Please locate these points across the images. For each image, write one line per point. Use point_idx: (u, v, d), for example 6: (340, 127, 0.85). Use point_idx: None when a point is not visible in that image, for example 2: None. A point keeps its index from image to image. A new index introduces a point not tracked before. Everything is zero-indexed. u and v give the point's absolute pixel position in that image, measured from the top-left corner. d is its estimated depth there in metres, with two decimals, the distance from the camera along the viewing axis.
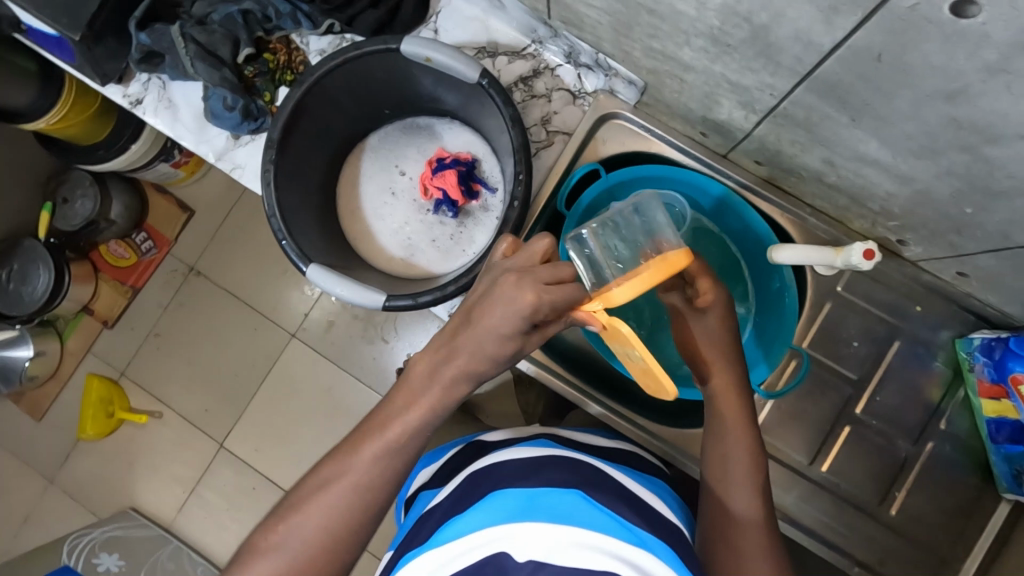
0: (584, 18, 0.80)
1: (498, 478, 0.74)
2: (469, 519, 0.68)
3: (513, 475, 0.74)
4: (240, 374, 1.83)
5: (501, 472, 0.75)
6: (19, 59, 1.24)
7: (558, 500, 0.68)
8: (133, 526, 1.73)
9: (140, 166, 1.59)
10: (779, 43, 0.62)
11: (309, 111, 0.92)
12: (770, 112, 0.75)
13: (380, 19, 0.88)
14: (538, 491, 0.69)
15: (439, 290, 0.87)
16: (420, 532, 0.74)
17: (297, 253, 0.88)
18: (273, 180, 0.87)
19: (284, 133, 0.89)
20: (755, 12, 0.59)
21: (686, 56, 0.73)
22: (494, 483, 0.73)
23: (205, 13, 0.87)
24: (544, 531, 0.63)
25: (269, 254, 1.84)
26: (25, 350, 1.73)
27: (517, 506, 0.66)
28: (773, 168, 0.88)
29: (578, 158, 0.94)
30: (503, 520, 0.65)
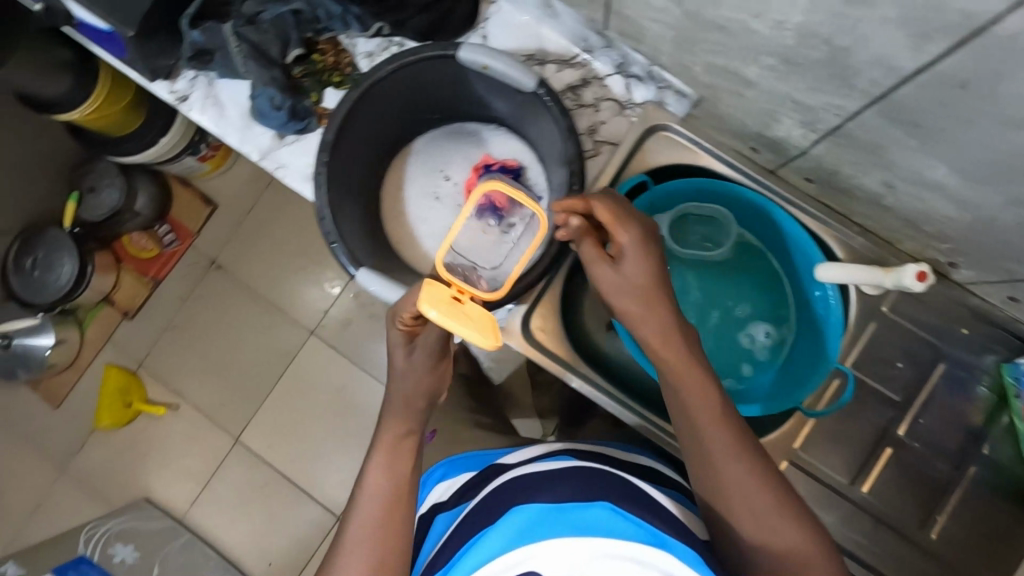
0: (644, 30, 0.80)
1: (512, 492, 0.76)
2: (492, 538, 0.70)
3: (528, 488, 0.76)
4: (256, 369, 1.81)
5: (515, 485, 0.78)
6: (57, 51, 1.24)
7: (575, 513, 0.70)
8: (147, 518, 1.70)
9: (168, 160, 1.59)
10: (856, 66, 0.62)
11: (360, 113, 0.91)
12: (832, 132, 0.75)
13: (430, 22, 0.86)
14: (553, 505, 0.72)
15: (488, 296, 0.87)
16: (447, 549, 0.77)
17: (348, 256, 0.87)
18: (327, 183, 0.87)
19: (337, 135, 0.89)
20: (837, 34, 0.60)
21: (751, 73, 0.74)
22: (510, 498, 0.76)
23: (255, 9, 0.82)
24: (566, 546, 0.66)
25: (289, 250, 1.83)
26: (47, 339, 1.69)
27: (532, 524, 0.69)
28: (823, 186, 0.89)
29: (626, 168, 0.93)
30: (520, 541, 0.68)
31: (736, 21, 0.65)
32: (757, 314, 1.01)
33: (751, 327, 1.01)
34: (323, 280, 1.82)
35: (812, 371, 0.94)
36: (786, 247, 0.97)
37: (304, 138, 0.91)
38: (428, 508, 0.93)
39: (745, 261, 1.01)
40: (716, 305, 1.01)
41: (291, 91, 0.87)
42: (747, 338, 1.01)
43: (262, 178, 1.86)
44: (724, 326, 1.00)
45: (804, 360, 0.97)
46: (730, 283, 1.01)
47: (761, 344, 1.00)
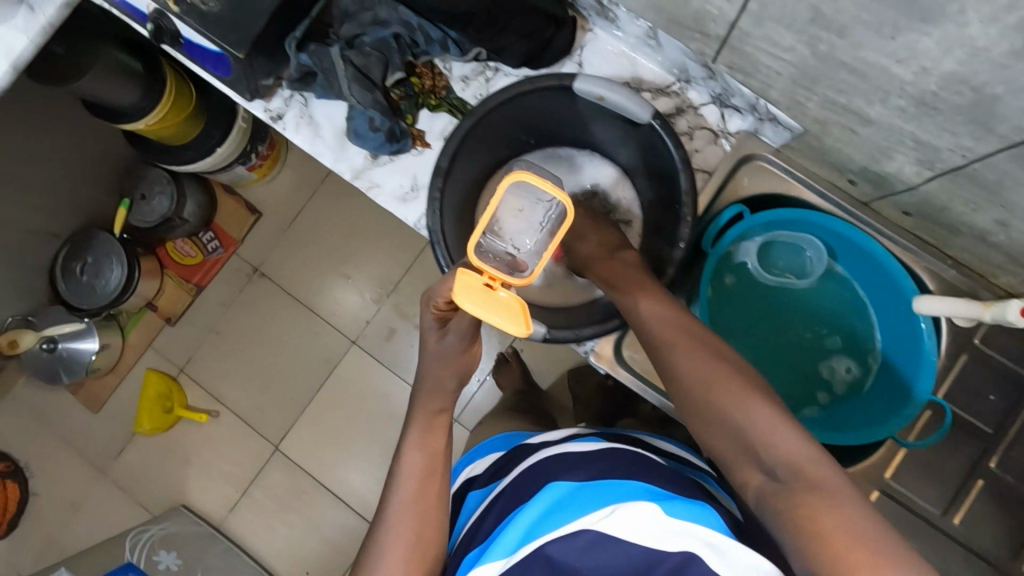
0: (758, 67, 0.68)
1: (547, 465, 0.67)
2: (520, 513, 0.61)
3: (566, 465, 0.66)
4: (299, 377, 1.69)
5: (551, 463, 0.67)
6: (119, 55, 1.16)
7: (615, 485, 0.62)
8: (188, 524, 1.62)
9: (219, 169, 1.46)
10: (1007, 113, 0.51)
11: (475, 140, 0.78)
12: (955, 172, 0.62)
13: (531, 50, 0.82)
14: (590, 479, 0.63)
15: (601, 327, 0.75)
16: (483, 524, 0.66)
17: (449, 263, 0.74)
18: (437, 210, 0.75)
19: (452, 158, 0.76)
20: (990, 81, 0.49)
21: (873, 113, 0.62)
22: (544, 476, 0.65)
23: (354, 32, 0.83)
24: (600, 515, 0.57)
25: (332, 253, 1.70)
26: (93, 343, 1.49)
27: (569, 499, 0.60)
28: (925, 221, 0.75)
29: (718, 199, 0.83)
30: (553, 515, 0.59)
31: (871, 64, 0.56)
32: (839, 348, 0.87)
33: (829, 362, 0.87)
34: (364, 289, 1.68)
35: (906, 403, 0.81)
36: (877, 279, 0.83)
37: (399, 158, 0.87)
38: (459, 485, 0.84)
39: (830, 290, 0.87)
40: (793, 339, 0.88)
41: (391, 112, 0.83)
42: (825, 374, 0.87)
43: (310, 181, 1.71)
44: (800, 350, 0.87)
45: (886, 405, 0.83)
46: (808, 312, 0.88)
47: (840, 381, 0.87)
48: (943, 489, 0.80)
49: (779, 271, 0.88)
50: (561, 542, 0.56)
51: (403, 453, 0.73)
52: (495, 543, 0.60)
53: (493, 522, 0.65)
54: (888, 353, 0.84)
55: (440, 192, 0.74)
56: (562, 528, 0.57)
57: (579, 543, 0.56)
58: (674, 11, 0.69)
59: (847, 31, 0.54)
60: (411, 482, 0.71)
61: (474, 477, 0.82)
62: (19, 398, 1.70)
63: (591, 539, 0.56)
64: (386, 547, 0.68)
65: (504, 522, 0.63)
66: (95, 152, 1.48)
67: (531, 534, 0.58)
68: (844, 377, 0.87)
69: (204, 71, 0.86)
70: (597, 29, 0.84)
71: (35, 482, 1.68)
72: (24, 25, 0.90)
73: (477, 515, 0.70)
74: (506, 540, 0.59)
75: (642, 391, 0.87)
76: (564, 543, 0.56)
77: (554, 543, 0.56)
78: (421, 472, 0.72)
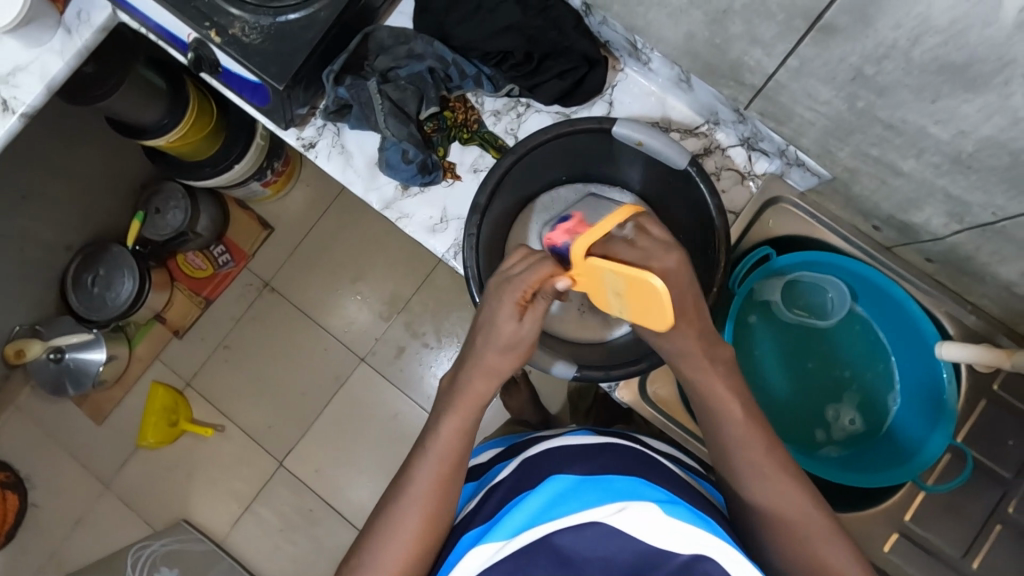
0: (791, 116, 0.70)
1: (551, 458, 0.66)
2: (522, 500, 0.59)
3: (571, 458, 0.64)
4: (305, 392, 1.52)
5: (555, 457, 0.65)
6: (144, 72, 1.10)
7: (623, 479, 0.60)
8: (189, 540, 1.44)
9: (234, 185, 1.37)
10: None
11: (509, 182, 0.80)
12: (983, 226, 0.64)
13: (565, 89, 0.83)
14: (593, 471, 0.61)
15: (634, 366, 0.77)
16: (481, 508, 0.65)
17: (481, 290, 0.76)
18: (477, 247, 0.76)
19: (490, 196, 0.77)
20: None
21: (906, 166, 0.64)
22: (550, 468, 0.63)
23: (389, 66, 0.85)
24: (608, 509, 0.55)
25: (341, 258, 1.54)
26: (100, 354, 1.41)
27: (578, 491, 0.57)
28: (948, 269, 0.77)
29: (744, 238, 0.85)
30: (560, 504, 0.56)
31: (907, 123, 0.58)
32: (847, 397, 0.88)
33: (837, 406, 0.88)
34: (378, 306, 1.52)
35: (925, 446, 0.82)
36: (903, 336, 0.84)
37: (429, 190, 0.88)
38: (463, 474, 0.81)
39: (849, 339, 0.89)
40: (801, 379, 0.89)
41: (423, 145, 0.85)
42: (829, 419, 0.88)
43: (325, 199, 1.55)
44: (814, 391, 0.89)
45: (884, 458, 0.85)
46: (822, 357, 0.89)
47: (842, 428, 0.88)
48: (961, 528, 0.80)
49: (799, 310, 0.89)
50: (568, 531, 0.54)
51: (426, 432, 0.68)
52: (497, 526, 0.57)
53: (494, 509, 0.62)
54: (904, 410, 0.86)
55: (478, 229, 0.76)
56: (568, 518, 0.55)
57: (587, 534, 0.53)
58: (711, 59, 0.71)
59: (887, 91, 0.56)
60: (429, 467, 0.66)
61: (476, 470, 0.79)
62: (23, 411, 1.50)
63: (602, 532, 0.53)
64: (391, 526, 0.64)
65: (505, 509, 0.60)
66: (114, 165, 1.40)
67: (535, 519, 0.56)
68: (845, 426, 0.88)
69: (243, 101, 0.89)
70: (628, 70, 0.86)
71: (35, 493, 1.48)
72: (61, 47, 0.87)
73: (474, 503, 0.68)
74: (510, 521, 0.56)
75: (669, 427, 0.88)
76: (573, 532, 0.54)
77: (562, 532, 0.54)
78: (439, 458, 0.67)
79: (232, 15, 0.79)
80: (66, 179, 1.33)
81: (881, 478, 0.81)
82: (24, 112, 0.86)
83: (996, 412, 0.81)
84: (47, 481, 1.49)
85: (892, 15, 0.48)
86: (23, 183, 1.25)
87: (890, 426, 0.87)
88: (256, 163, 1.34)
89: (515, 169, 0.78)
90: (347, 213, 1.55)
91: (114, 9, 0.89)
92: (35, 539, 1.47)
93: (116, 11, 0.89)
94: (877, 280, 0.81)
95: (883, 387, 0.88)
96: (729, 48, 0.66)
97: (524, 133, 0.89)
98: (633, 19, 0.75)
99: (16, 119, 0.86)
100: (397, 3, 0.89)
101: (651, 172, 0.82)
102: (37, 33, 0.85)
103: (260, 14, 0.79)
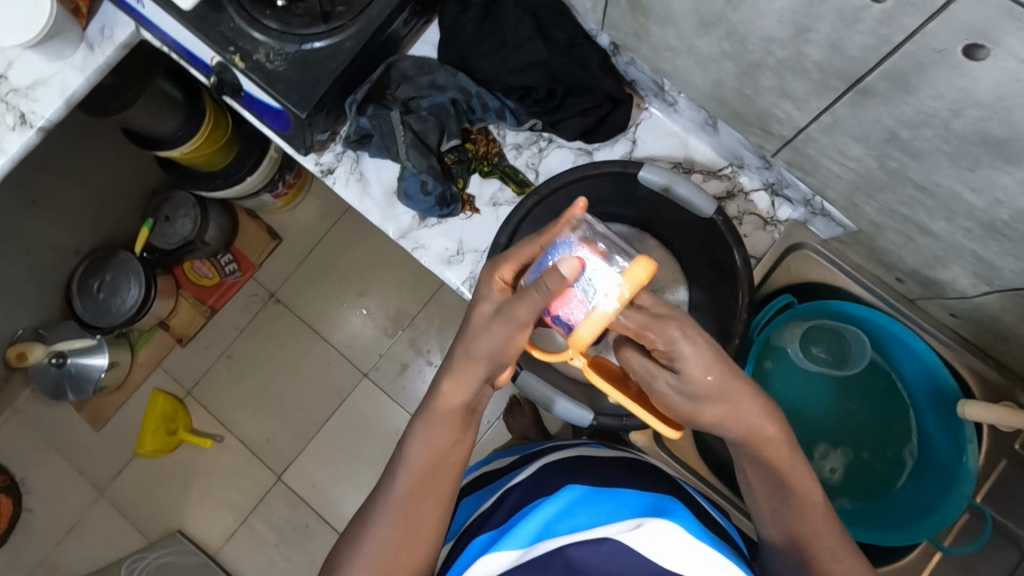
0: (819, 168, 0.69)
1: (566, 472, 0.66)
2: (537, 508, 0.59)
3: (588, 477, 0.64)
4: (306, 405, 1.49)
5: (571, 473, 0.65)
6: (160, 84, 1.08)
7: (637, 499, 0.60)
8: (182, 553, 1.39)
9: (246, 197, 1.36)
10: None
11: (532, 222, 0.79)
12: (1012, 290, 0.63)
13: (588, 126, 0.83)
14: (608, 488, 0.62)
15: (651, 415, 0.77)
16: (494, 514, 0.64)
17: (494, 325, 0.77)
18: None
19: (510, 237, 0.77)
20: None
21: (935, 226, 0.63)
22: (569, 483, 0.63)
23: (411, 95, 0.85)
24: (623, 525, 0.55)
25: (349, 272, 1.52)
26: (104, 360, 1.40)
27: (596, 514, 0.58)
28: (972, 326, 0.76)
29: (765, 282, 0.85)
30: (579, 525, 0.56)
31: (942, 187, 0.57)
32: (843, 449, 0.87)
33: (849, 455, 0.87)
34: (383, 322, 1.50)
35: (938, 509, 0.80)
36: (928, 400, 0.83)
37: (447, 221, 0.87)
38: (475, 479, 0.79)
39: (864, 392, 0.88)
40: (801, 424, 0.88)
41: (443, 177, 0.84)
42: (815, 466, 0.87)
43: (335, 211, 1.54)
44: (828, 437, 0.87)
45: (892, 516, 0.84)
46: (830, 406, 0.88)
47: (834, 478, 0.87)
48: None
49: (818, 353, 0.88)
50: (583, 544, 0.54)
51: (407, 443, 0.62)
52: (511, 533, 0.57)
53: (507, 516, 0.62)
54: (917, 468, 0.85)
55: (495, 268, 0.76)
56: (583, 531, 0.55)
57: (602, 549, 0.53)
58: (740, 108, 0.71)
59: (923, 155, 0.56)
60: (410, 480, 0.60)
61: (485, 477, 0.77)
62: (22, 413, 1.49)
63: (615, 548, 0.53)
64: (365, 540, 0.58)
65: (519, 516, 0.60)
66: (126, 172, 1.40)
67: (550, 530, 0.56)
68: (827, 476, 0.87)
69: (262, 124, 0.88)
70: (652, 108, 0.86)
71: (29, 497, 1.46)
72: (83, 62, 0.87)
73: (487, 507, 0.67)
74: (525, 529, 0.57)
75: (680, 472, 0.86)
76: (588, 546, 0.54)
77: (577, 544, 0.54)
78: (423, 472, 0.60)
79: (257, 40, 0.78)
80: (78, 184, 1.32)
81: (877, 537, 0.80)
82: (42, 126, 0.85)
83: (1014, 471, 0.79)
84: (43, 486, 1.46)
85: (935, 85, 0.48)
86: (35, 188, 1.24)
87: (905, 480, 0.86)
88: (268, 175, 1.33)
89: (537, 211, 0.78)
90: (355, 227, 1.53)
91: (137, 26, 0.88)
92: (24, 544, 1.44)
93: (139, 28, 0.89)
94: (897, 331, 0.81)
95: (900, 440, 0.87)
96: (758, 99, 0.66)
97: (545, 168, 0.88)
98: (661, 62, 0.74)
99: (33, 134, 0.84)
100: (422, 32, 0.89)
101: (672, 214, 0.82)
102: (60, 47, 0.84)
103: (284, 41, 0.78)
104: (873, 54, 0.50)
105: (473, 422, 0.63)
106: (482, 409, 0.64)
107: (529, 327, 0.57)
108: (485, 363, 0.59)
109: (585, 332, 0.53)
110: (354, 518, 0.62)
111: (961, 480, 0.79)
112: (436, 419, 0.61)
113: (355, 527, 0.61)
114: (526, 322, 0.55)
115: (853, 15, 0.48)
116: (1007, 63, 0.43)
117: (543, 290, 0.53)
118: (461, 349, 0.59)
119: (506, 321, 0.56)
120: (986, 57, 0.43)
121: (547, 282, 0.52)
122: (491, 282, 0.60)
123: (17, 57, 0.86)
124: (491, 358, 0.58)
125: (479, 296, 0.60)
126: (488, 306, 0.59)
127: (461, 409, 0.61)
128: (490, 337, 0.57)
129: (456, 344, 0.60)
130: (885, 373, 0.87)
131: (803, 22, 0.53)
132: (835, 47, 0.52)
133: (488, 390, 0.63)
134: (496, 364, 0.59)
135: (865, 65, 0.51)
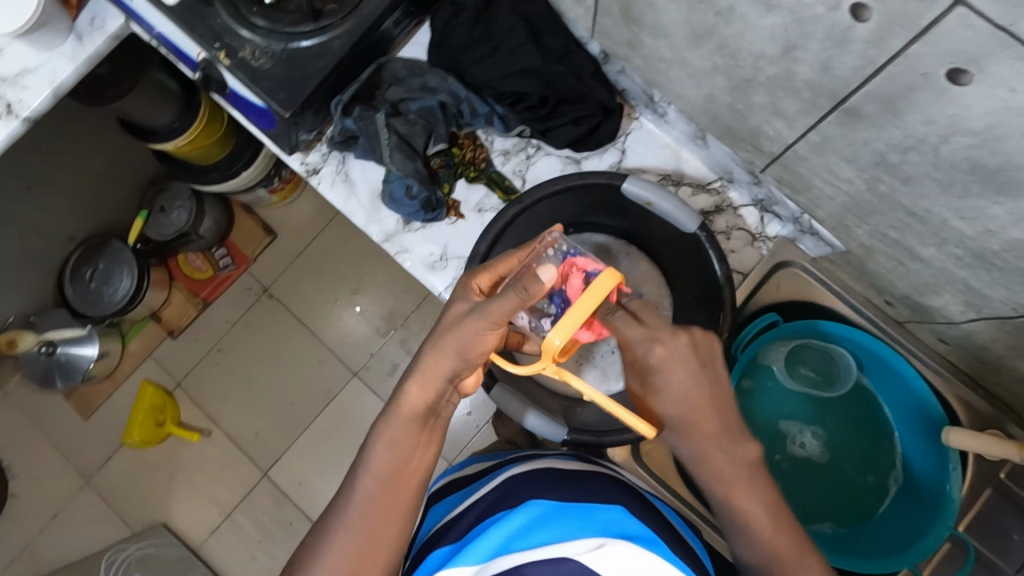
0: (809, 187, 0.68)
1: (533, 486, 0.63)
2: (499, 522, 0.57)
3: (555, 488, 0.63)
4: (295, 403, 1.48)
5: (536, 486, 0.63)
6: (155, 76, 1.07)
7: (603, 516, 0.58)
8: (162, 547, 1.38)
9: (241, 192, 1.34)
10: None
11: (516, 229, 0.78)
12: (1002, 320, 0.62)
13: (578, 135, 0.82)
14: (572, 503, 0.60)
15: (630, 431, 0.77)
16: (456, 525, 0.63)
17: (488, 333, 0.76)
18: None
19: (491, 245, 0.77)
20: None
21: (926, 252, 0.62)
22: (536, 494, 0.62)
23: (400, 97, 0.84)
24: (584, 545, 0.53)
25: (342, 269, 1.51)
26: (93, 349, 1.39)
27: (557, 530, 0.55)
28: (963, 353, 0.74)
29: (751, 300, 0.84)
30: (540, 543, 0.54)
31: (931, 214, 0.56)
32: (826, 451, 0.86)
33: (834, 471, 0.86)
34: (376, 321, 1.49)
35: (914, 541, 0.79)
36: (920, 432, 0.81)
37: (432, 226, 0.86)
38: (449, 481, 0.77)
39: (858, 418, 0.86)
40: (780, 422, 0.87)
41: (429, 181, 0.83)
42: (792, 428, 0.87)
43: (331, 209, 1.52)
44: (815, 452, 0.86)
45: (874, 544, 0.82)
46: (817, 424, 0.87)
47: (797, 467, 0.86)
48: None
49: (806, 374, 0.87)
50: (540, 565, 0.52)
51: (369, 445, 0.60)
52: (470, 547, 0.56)
53: (468, 529, 0.61)
54: (900, 494, 0.84)
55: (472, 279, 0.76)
56: (544, 549, 0.53)
57: (561, 569, 0.51)
58: (729, 123, 0.69)
59: (912, 180, 0.54)
60: (371, 484, 0.58)
61: (460, 480, 0.76)
62: (11, 400, 1.48)
63: (574, 568, 0.51)
64: (320, 553, 0.56)
65: (479, 530, 0.59)
66: (121, 163, 1.38)
67: (510, 545, 0.54)
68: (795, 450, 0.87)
69: (249, 121, 0.87)
70: (643, 119, 0.85)
71: (16, 482, 1.45)
72: (71, 53, 0.85)
73: (450, 518, 0.65)
74: (485, 544, 0.55)
75: (658, 490, 0.85)
76: (546, 565, 0.51)
77: (535, 564, 0.52)
78: (385, 475, 0.59)
79: (244, 37, 0.77)
80: (72, 175, 1.31)
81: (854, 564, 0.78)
82: (28, 116, 0.83)
83: (1000, 503, 0.78)
84: (30, 472, 1.46)
85: (923, 110, 0.47)
86: (27, 177, 1.24)
87: (887, 507, 0.84)
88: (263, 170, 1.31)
89: (520, 220, 0.78)
90: (349, 226, 1.52)
91: (127, 19, 0.87)
92: (11, 531, 1.43)
93: (129, 21, 0.87)
94: (886, 356, 0.80)
95: (886, 464, 0.85)
96: (749, 115, 0.65)
97: (533, 175, 0.87)
98: (652, 73, 0.73)
99: (18, 123, 0.83)
100: (415, 33, 0.87)
101: (661, 227, 0.80)
102: (48, 38, 0.83)
103: (272, 39, 0.77)
104: (860, 75, 0.49)
105: (437, 426, 0.62)
106: (446, 412, 0.63)
107: (502, 327, 0.57)
108: (454, 359, 0.58)
109: (557, 338, 0.52)
110: (312, 527, 0.60)
111: (945, 512, 0.77)
112: (398, 422, 0.60)
113: (315, 531, 0.60)
114: (501, 319, 0.55)
115: (841, 35, 0.47)
116: (996, 91, 0.41)
117: (521, 289, 0.55)
118: (430, 348, 0.58)
119: (480, 315, 0.56)
120: (972, 82, 0.42)
121: (527, 283, 0.54)
122: (469, 288, 0.60)
123: (4, 45, 0.84)
124: (459, 354, 0.57)
125: (453, 299, 0.60)
126: (463, 307, 0.59)
127: (423, 411, 0.60)
128: (458, 335, 0.57)
129: (425, 343, 0.59)
130: (874, 396, 0.85)
131: (791, 40, 0.51)
132: (823, 67, 0.51)
133: (453, 395, 0.63)
134: (465, 361, 0.58)
135: (853, 85, 0.50)
